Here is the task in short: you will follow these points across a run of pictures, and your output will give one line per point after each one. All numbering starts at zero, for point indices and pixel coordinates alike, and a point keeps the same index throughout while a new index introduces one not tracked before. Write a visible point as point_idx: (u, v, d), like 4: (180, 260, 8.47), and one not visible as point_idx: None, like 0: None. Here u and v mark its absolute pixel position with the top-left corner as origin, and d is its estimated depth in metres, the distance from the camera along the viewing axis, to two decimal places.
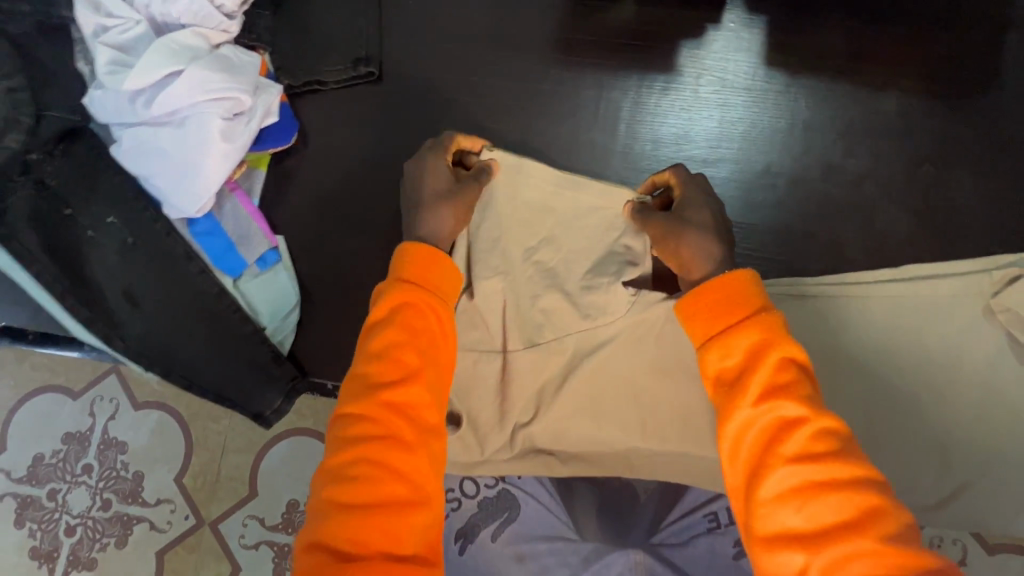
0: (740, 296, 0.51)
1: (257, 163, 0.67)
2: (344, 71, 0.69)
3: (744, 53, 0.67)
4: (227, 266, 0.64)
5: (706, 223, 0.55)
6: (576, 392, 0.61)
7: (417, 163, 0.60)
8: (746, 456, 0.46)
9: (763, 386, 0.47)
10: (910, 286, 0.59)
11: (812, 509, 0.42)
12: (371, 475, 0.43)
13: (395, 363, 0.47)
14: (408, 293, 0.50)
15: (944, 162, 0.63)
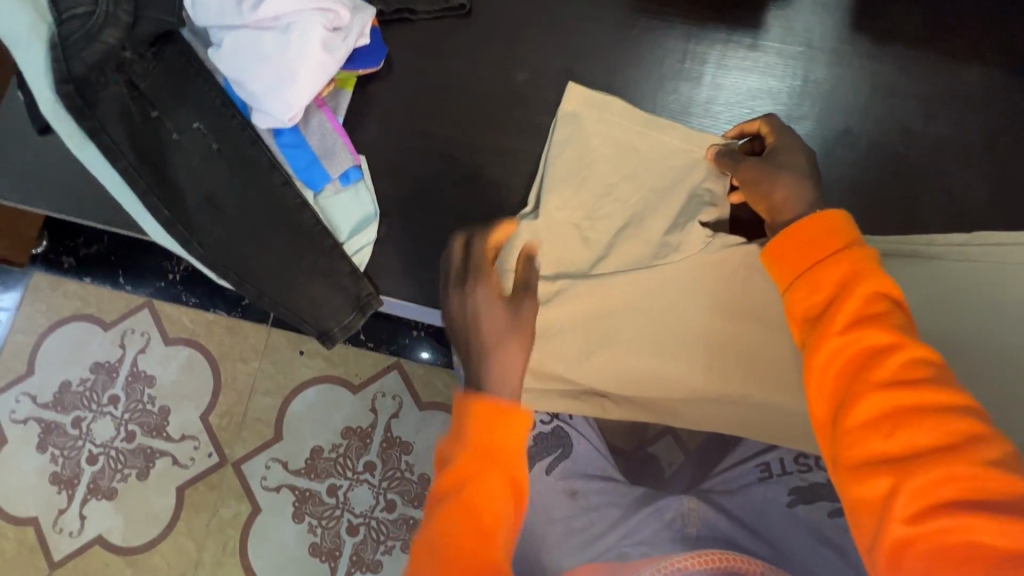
0: (829, 232, 0.50)
1: (343, 84, 0.68)
2: (436, 2, 0.70)
3: (832, 18, 0.69)
4: (309, 179, 0.65)
5: (795, 162, 0.56)
6: (644, 326, 0.64)
7: (460, 287, 0.52)
8: (833, 388, 0.46)
9: (852, 317, 0.46)
10: (982, 251, 0.61)
11: (903, 435, 0.42)
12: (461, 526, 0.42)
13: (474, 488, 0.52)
14: (473, 465, 0.44)
15: (1022, 133, 0.64)
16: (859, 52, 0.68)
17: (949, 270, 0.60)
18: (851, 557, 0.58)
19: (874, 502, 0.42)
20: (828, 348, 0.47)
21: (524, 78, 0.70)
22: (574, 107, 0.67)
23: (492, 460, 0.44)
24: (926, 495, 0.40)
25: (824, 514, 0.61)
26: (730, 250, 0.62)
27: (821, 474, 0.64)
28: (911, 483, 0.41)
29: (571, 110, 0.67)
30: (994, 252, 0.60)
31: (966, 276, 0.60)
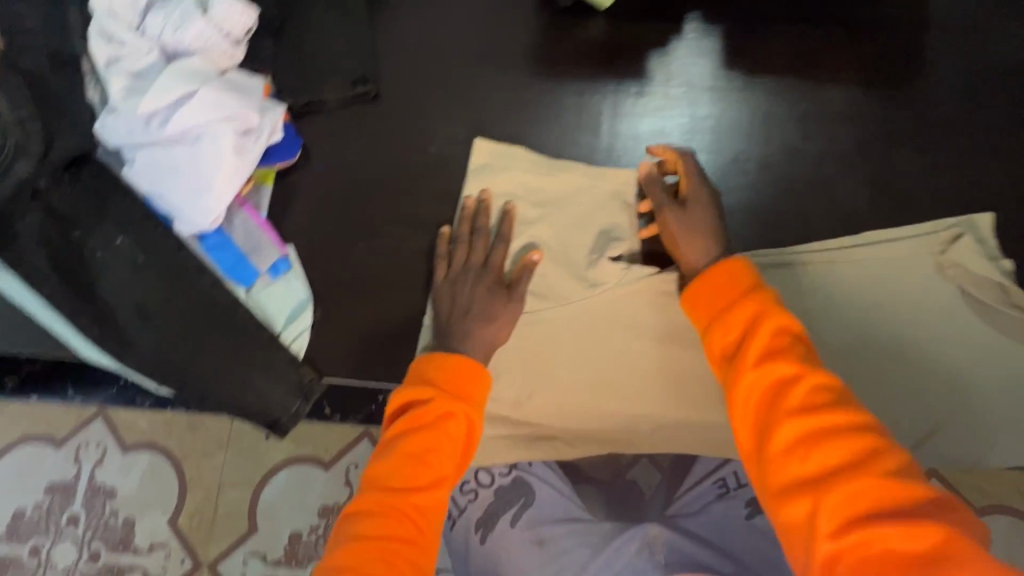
0: (733, 278, 0.55)
1: (262, 179, 0.71)
2: (343, 92, 0.74)
3: (707, 58, 0.76)
4: (238, 276, 0.67)
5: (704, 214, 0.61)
6: (579, 368, 0.67)
7: (469, 274, 0.64)
8: (755, 419, 0.49)
9: (761, 353, 0.51)
10: (867, 250, 0.67)
11: (818, 461, 0.45)
12: (416, 465, 0.52)
13: (423, 465, 0.52)
14: (446, 404, 0.55)
15: (888, 139, 0.71)
16: (735, 87, 0.75)
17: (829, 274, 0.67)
18: None
19: (799, 526, 0.44)
20: (745, 384, 0.51)
21: (436, 150, 0.74)
22: (482, 160, 0.71)
23: (461, 395, 0.56)
24: (845, 517, 0.42)
25: None
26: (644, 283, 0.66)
27: None
28: (827, 503, 0.43)
29: (482, 163, 0.71)
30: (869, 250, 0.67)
31: (844, 275, 0.67)
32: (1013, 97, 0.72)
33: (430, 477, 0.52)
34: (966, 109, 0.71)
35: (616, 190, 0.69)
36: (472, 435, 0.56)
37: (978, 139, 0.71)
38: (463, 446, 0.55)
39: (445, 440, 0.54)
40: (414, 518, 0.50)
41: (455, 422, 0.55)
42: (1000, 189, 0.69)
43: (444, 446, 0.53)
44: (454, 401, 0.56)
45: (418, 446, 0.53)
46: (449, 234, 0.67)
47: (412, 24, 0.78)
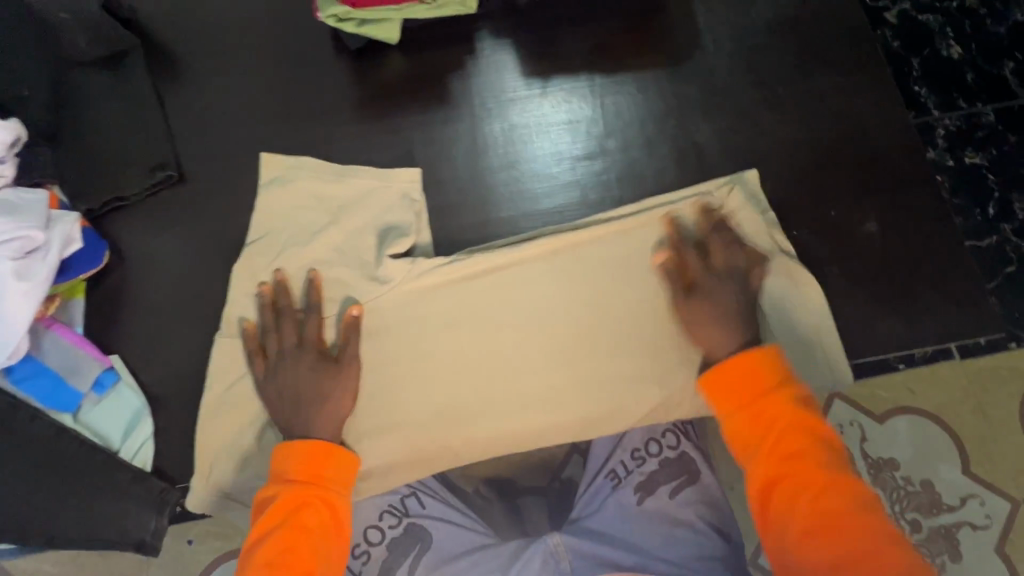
0: (760, 373, 0.56)
1: (72, 292, 0.67)
2: (142, 182, 0.71)
3: (506, 71, 0.77)
4: (59, 404, 0.62)
5: (719, 314, 0.62)
6: (391, 397, 0.67)
7: (289, 358, 0.63)
8: (757, 440, 0.54)
9: (771, 389, 0.55)
10: (647, 217, 0.70)
11: (792, 473, 0.51)
12: (282, 563, 0.51)
13: (289, 568, 0.51)
14: (302, 494, 0.55)
15: (682, 112, 0.75)
16: (535, 92, 0.76)
17: (605, 249, 0.69)
18: (699, 525, 0.66)
19: (779, 534, 0.50)
20: (754, 411, 0.55)
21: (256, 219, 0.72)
22: (275, 173, 0.72)
23: (315, 478, 0.57)
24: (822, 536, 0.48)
25: (667, 498, 0.67)
26: (439, 296, 0.69)
27: (653, 461, 0.69)
28: (801, 514, 0.49)
29: (272, 177, 0.72)
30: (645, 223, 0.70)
31: (617, 248, 0.70)
32: (782, 51, 0.77)
33: (299, 575, 0.51)
34: (744, 69, 0.77)
35: (403, 191, 0.72)
36: (332, 506, 0.56)
37: (760, 95, 0.76)
38: (329, 529, 0.54)
39: (306, 532, 0.53)
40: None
41: (313, 510, 0.55)
42: (789, 136, 0.74)
43: (307, 538, 0.53)
44: (310, 489, 0.56)
45: (282, 547, 0.52)
46: (253, 329, 0.64)
47: (208, 98, 0.76)
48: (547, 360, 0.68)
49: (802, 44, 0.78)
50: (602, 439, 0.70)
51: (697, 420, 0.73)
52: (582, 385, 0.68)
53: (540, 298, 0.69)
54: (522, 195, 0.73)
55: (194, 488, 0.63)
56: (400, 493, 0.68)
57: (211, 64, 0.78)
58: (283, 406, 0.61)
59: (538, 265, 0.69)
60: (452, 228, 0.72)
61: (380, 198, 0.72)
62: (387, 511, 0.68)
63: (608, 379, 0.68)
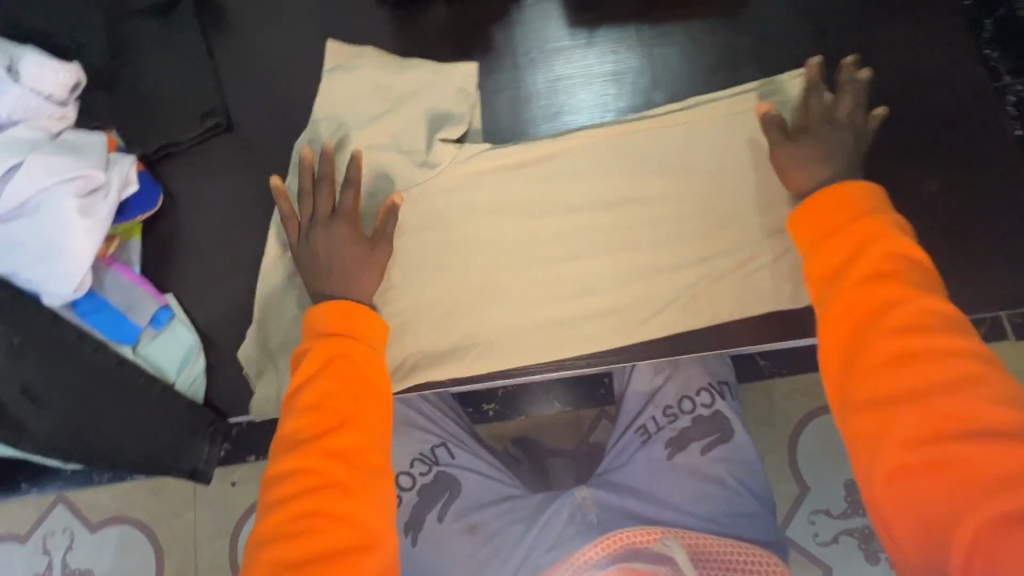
0: (844, 198, 0.52)
1: (130, 234, 0.70)
2: (194, 129, 0.73)
3: (550, 19, 0.75)
4: (121, 337, 0.66)
5: (829, 155, 0.58)
6: (427, 282, 0.67)
7: (323, 226, 0.61)
8: (831, 265, 0.50)
9: (848, 215, 0.51)
10: (692, 112, 0.68)
11: (879, 314, 0.46)
12: (318, 411, 0.50)
13: (321, 414, 0.50)
14: (331, 348, 0.54)
15: (734, 63, 0.72)
16: (580, 42, 0.74)
17: (646, 145, 0.68)
18: (729, 483, 0.65)
19: (849, 377, 0.46)
20: (834, 237, 0.51)
21: None
22: (339, 64, 0.74)
23: (349, 335, 0.55)
24: (897, 382, 0.43)
25: (698, 454, 0.66)
26: (479, 186, 0.69)
27: (686, 419, 0.68)
28: (878, 355, 0.45)
29: (335, 69, 0.74)
30: (691, 117, 0.69)
31: (662, 142, 0.68)
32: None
33: (335, 420, 0.50)
34: (802, 19, 0.73)
35: (459, 86, 0.72)
36: (371, 359, 0.54)
37: (817, 46, 0.72)
38: (369, 380, 0.53)
39: (345, 382, 0.52)
40: (339, 457, 0.48)
41: (350, 362, 0.53)
42: None
43: (350, 386, 0.52)
44: (343, 344, 0.54)
45: (322, 397, 0.51)
46: (284, 187, 0.62)
47: (255, 47, 0.77)
48: (589, 252, 0.67)
49: None
50: (634, 394, 0.71)
51: (734, 380, 0.72)
52: (623, 285, 0.66)
53: (579, 190, 0.68)
54: None
55: (242, 356, 0.66)
56: (432, 443, 0.70)
57: (257, 14, 0.78)
58: (312, 262, 0.61)
59: (578, 155, 0.69)
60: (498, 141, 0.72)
61: (422, 101, 0.72)
62: (417, 459, 0.69)
63: (651, 279, 0.65)
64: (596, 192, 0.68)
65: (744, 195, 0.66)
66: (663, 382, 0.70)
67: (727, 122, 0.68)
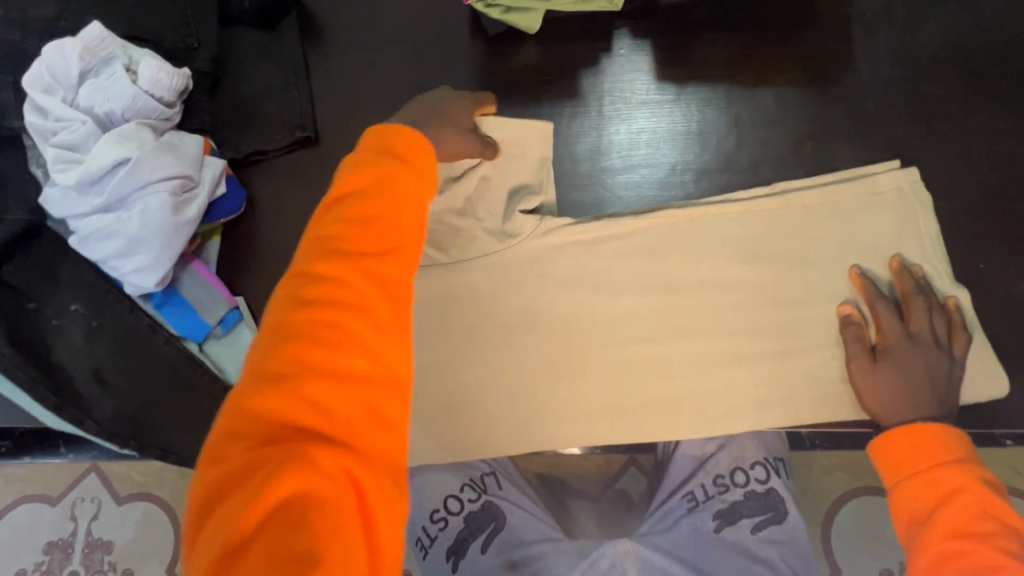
0: (932, 448, 0.55)
1: (211, 234, 0.72)
2: (283, 140, 0.76)
3: (639, 72, 0.76)
4: (190, 333, 0.69)
5: (913, 381, 0.58)
6: (499, 353, 0.66)
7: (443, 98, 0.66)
8: (912, 495, 0.54)
9: (929, 452, 0.55)
10: (780, 200, 0.67)
11: (963, 547, 0.49)
12: (360, 224, 0.44)
13: (363, 227, 0.43)
14: (389, 167, 0.48)
15: (823, 135, 0.71)
16: (667, 98, 0.75)
17: (731, 225, 0.66)
18: (780, 567, 0.62)
19: None
20: (917, 481, 0.55)
21: None
22: None
23: (409, 201, 0.47)
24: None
25: (748, 532, 0.64)
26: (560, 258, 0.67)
27: (738, 491, 0.66)
28: None
29: None
30: (779, 206, 0.67)
31: (748, 227, 0.66)
32: (945, 83, 0.71)
33: (377, 246, 0.43)
34: (899, 98, 0.71)
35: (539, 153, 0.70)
36: (421, 204, 0.48)
37: (914, 127, 0.70)
38: (417, 206, 0.48)
39: (392, 206, 0.46)
40: (349, 366, 0.38)
41: (403, 177, 0.48)
42: (943, 175, 0.68)
43: (391, 213, 0.45)
44: (398, 166, 0.48)
45: (359, 235, 0.43)
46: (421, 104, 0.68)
47: (349, 67, 0.80)
48: (664, 315, 0.65)
49: (972, 77, 0.71)
50: (684, 457, 0.69)
51: (786, 457, 0.70)
52: (694, 371, 0.64)
53: (656, 268, 0.66)
54: (640, 200, 0.72)
55: None
56: (482, 470, 0.68)
57: (356, 36, 0.81)
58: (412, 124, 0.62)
59: (664, 236, 0.66)
60: (573, 200, 0.72)
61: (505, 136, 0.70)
62: (468, 484, 0.67)
63: (717, 345, 0.64)
64: (681, 273, 0.66)
65: (825, 292, 0.64)
66: (716, 449, 0.67)
67: (812, 211, 0.66)
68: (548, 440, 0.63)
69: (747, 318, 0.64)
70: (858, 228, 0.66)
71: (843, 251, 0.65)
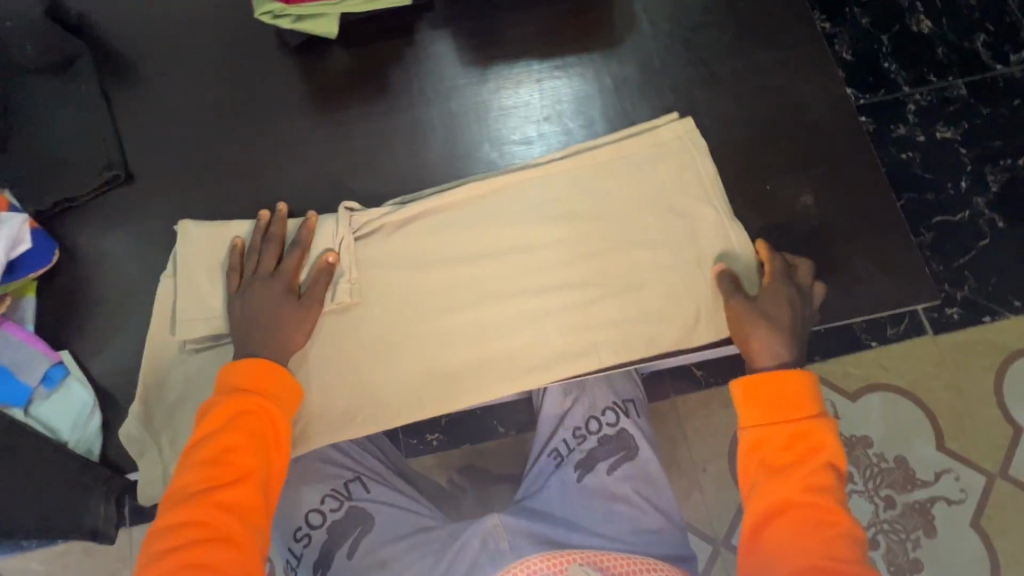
0: (796, 399, 0.59)
1: (24, 291, 0.69)
2: (91, 182, 0.73)
3: (442, 58, 0.78)
4: (9, 398, 0.64)
5: (779, 320, 0.63)
6: (321, 345, 0.66)
7: (261, 282, 0.64)
8: (771, 446, 0.58)
9: (792, 402, 0.59)
10: (579, 158, 0.71)
11: (800, 498, 0.55)
12: (215, 446, 0.55)
13: (223, 446, 0.55)
14: (240, 406, 0.57)
15: (619, 93, 0.76)
16: (472, 79, 0.77)
17: (534, 189, 0.70)
18: (635, 501, 0.66)
19: (768, 534, 0.55)
20: (775, 432, 0.58)
21: (203, 213, 0.74)
22: (189, 242, 0.68)
23: (254, 411, 0.57)
24: (806, 555, 0.52)
25: (605, 474, 0.67)
26: (372, 243, 0.68)
27: (594, 439, 0.70)
28: (799, 528, 0.53)
29: (190, 244, 0.68)
30: (576, 165, 0.71)
31: (548, 190, 0.70)
32: (717, 29, 0.77)
33: (231, 463, 0.54)
34: (681, 50, 0.77)
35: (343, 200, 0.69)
36: (273, 434, 0.57)
37: (697, 74, 0.76)
38: (266, 440, 0.56)
39: (243, 440, 0.55)
40: (216, 544, 0.51)
41: (255, 422, 0.56)
42: (727, 112, 0.74)
43: (242, 445, 0.55)
44: (252, 401, 0.57)
45: (215, 446, 0.55)
46: (241, 246, 0.66)
47: (155, 98, 0.78)
48: (482, 283, 0.67)
49: (739, 21, 0.78)
50: (547, 417, 0.73)
51: (639, 400, 0.74)
52: (514, 331, 0.66)
53: (468, 238, 0.69)
54: (456, 179, 0.74)
55: (128, 420, 0.64)
56: (344, 478, 0.70)
57: (158, 67, 0.79)
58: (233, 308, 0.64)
59: (469, 208, 0.69)
60: (394, 191, 0.74)
61: (327, 185, 0.74)
62: (330, 495, 0.69)
63: (535, 305, 0.67)
64: (488, 237, 0.69)
65: (635, 235, 0.68)
66: (572, 404, 0.72)
67: (609, 163, 0.71)
68: (376, 421, 0.65)
69: (562, 275, 0.67)
70: (646, 173, 0.70)
71: (641, 194, 0.70)
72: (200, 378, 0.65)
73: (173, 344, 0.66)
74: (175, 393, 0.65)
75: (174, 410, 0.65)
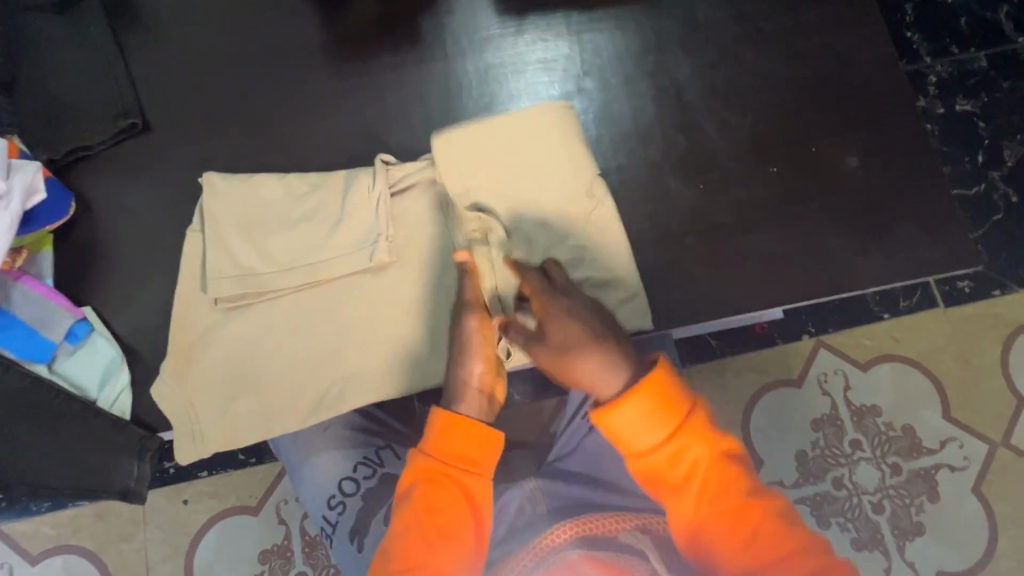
0: (668, 401, 0.55)
1: (40, 244, 0.66)
2: (106, 130, 0.69)
3: (476, 7, 0.74)
4: (34, 355, 0.62)
5: (567, 334, 0.58)
6: (355, 305, 0.64)
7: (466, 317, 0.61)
8: (645, 445, 0.55)
9: (665, 411, 0.55)
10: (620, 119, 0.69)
11: (716, 494, 0.55)
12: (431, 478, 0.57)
13: (444, 470, 0.57)
14: (450, 435, 0.57)
15: (660, 48, 0.73)
16: (507, 30, 0.74)
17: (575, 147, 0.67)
18: None
19: (716, 521, 0.55)
20: (690, 428, 0.55)
21: (226, 166, 0.71)
22: (217, 194, 0.65)
23: (465, 448, 0.57)
24: (756, 539, 0.54)
25: None
26: (410, 200, 0.66)
27: None
28: (735, 514, 0.55)
29: (218, 196, 0.65)
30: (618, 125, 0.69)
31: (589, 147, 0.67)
32: None
33: (451, 493, 0.56)
34: (724, 5, 0.74)
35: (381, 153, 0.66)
36: (481, 447, 0.58)
37: (742, 30, 0.73)
38: (476, 449, 0.57)
39: (457, 454, 0.57)
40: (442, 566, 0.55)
41: (468, 450, 0.57)
42: (771, 70, 0.72)
43: (457, 463, 0.57)
44: (467, 445, 0.57)
45: (426, 475, 0.57)
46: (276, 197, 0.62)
47: (169, 42, 0.73)
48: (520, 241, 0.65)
49: None
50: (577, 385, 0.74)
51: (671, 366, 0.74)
52: None
53: None
54: None
55: (162, 375, 0.62)
56: (377, 446, 0.72)
57: (171, 7, 0.74)
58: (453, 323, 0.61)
59: None
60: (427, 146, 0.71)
61: (357, 139, 0.71)
62: (362, 463, 0.71)
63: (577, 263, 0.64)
64: None
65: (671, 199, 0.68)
66: None
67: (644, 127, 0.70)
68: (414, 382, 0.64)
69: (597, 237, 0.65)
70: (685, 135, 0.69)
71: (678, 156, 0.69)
72: (233, 334, 0.64)
73: (204, 300, 0.64)
74: (207, 350, 0.63)
75: (206, 366, 0.63)
